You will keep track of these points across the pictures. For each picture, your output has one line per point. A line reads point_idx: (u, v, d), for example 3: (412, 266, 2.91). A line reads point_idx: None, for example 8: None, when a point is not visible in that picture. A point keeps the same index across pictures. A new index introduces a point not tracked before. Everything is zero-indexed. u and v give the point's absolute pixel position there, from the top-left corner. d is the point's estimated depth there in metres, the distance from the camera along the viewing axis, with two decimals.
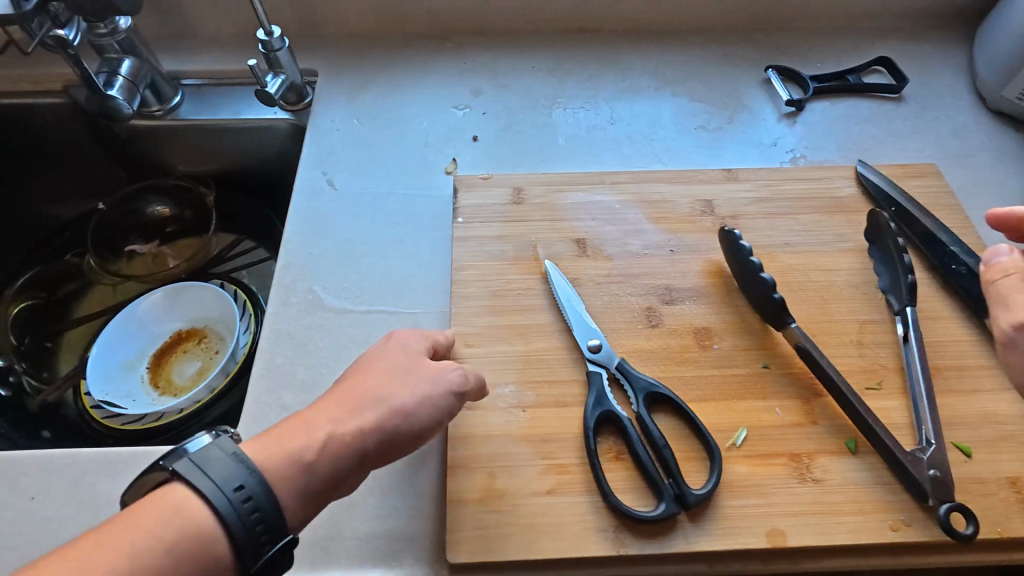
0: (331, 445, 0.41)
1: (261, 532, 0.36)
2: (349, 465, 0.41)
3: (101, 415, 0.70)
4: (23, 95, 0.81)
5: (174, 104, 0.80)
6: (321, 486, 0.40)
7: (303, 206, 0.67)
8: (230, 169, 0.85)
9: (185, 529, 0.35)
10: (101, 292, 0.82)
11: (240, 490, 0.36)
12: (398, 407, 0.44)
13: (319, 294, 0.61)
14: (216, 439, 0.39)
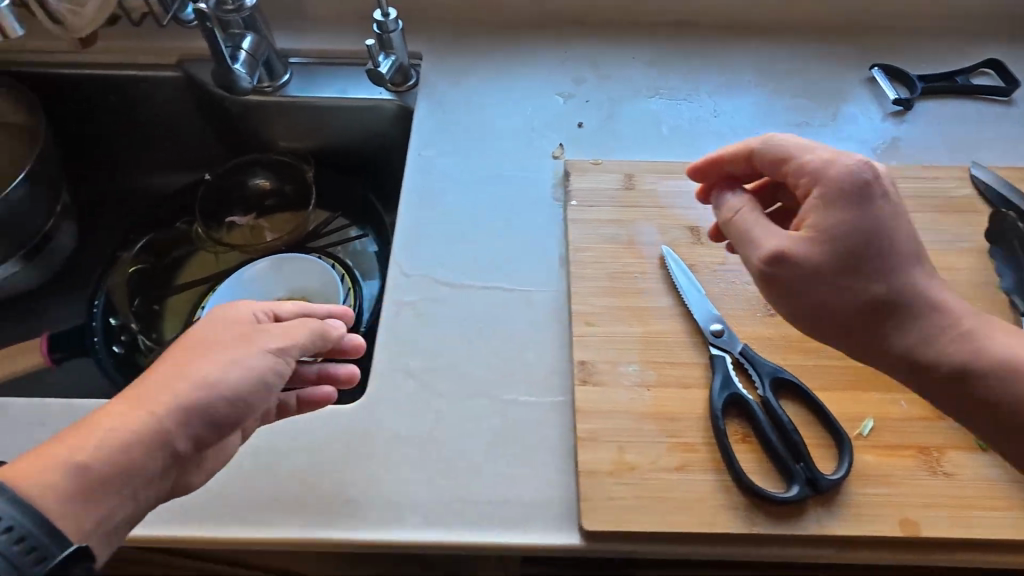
0: (152, 436, 0.40)
1: (37, 557, 0.34)
2: (132, 461, 0.39)
3: None
4: (140, 67, 0.84)
5: (283, 82, 0.83)
6: (122, 477, 0.39)
7: (415, 184, 0.69)
8: (330, 148, 0.88)
9: None
10: (203, 258, 0.86)
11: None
12: (208, 387, 0.42)
13: (435, 267, 0.62)
14: None
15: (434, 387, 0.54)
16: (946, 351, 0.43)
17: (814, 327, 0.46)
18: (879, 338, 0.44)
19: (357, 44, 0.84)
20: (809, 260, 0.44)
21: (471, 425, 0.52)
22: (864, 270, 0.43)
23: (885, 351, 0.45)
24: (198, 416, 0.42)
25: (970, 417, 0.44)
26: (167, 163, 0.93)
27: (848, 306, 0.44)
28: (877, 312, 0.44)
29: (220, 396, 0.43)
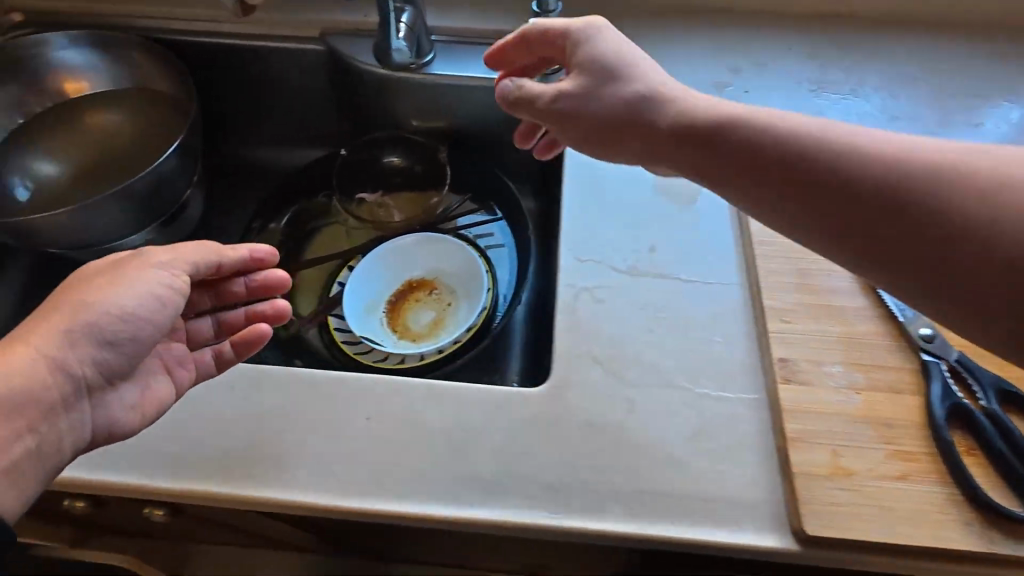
0: (46, 360, 0.47)
1: None
2: (34, 387, 0.46)
3: (353, 351, 0.74)
4: (283, 40, 0.84)
5: (427, 61, 0.82)
6: (20, 400, 0.46)
7: (577, 167, 0.67)
8: (461, 129, 0.86)
9: None
10: (334, 231, 0.86)
11: None
12: (127, 316, 0.49)
13: (608, 255, 0.60)
14: None
15: (623, 377, 0.53)
16: (728, 121, 0.46)
17: (584, 147, 0.53)
18: (605, 122, 0.50)
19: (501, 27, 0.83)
20: (589, 87, 0.50)
21: (666, 418, 0.51)
22: (571, 92, 0.51)
23: (643, 139, 0.50)
24: (95, 341, 0.48)
25: (763, 200, 0.45)
26: (296, 137, 0.94)
27: (576, 109, 0.51)
28: (619, 129, 0.50)
29: (136, 322, 0.50)
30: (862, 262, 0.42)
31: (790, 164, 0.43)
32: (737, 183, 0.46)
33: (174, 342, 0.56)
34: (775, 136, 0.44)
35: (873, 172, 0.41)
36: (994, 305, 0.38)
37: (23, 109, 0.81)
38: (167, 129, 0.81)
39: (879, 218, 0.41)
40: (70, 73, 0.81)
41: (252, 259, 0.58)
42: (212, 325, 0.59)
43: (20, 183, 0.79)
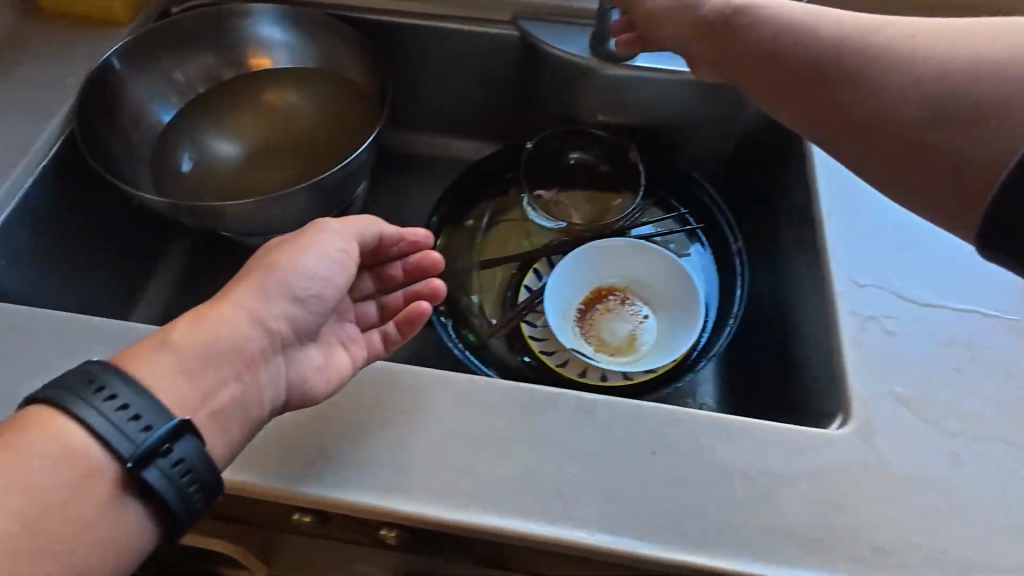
0: (247, 312, 0.47)
1: (195, 490, 0.42)
2: (238, 339, 0.46)
3: (553, 362, 0.69)
4: (471, 23, 0.78)
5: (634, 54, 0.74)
6: (229, 350, 0.46)
7: (832, 174, 0.60)
8: (654, 126, 0.80)
9: (87, 473, 0.40)
10: (515, 229, 0.78)
11: (146, 430, 0.41)
12: (313, 275, 0.50)
13: (891, 279, 0.54)
14: (94, 398, 0.40)
15: (938, 423, 0.47)
16: (782, 38, 0.49)
17: (682, 43, 0.59)
18: (733, 40, 0.53)
19: None
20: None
21: (996, 475, 0.45)
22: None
23: (735, 51, 0.53)
24: (288, 297, 0.49)
25: (785, 99, 0.49)
26: (462, 125, 0.89)
27: (677, 11, 0.58)
28: (726, 22, 0.53)
29: (320, 280, 0.50)
30: (826, 136, 0.47)
31: (801, 64, 0.47)
32: (758, 73, 0.51)
33: (345, 321, 0.56)
34: (821, 42, 0.46)
35: (838, 60, 0.45)
36: (961, 189, 0.40)
37: (205, 83, 0.77)
38: (353, 114, 0.77)
39: (823, 95, 0.46)
40: (256, 49, 0.78)
41: (409, 240, 0.60)
42: (378, 308, 0.60)
43: (187, 154, 0.74)
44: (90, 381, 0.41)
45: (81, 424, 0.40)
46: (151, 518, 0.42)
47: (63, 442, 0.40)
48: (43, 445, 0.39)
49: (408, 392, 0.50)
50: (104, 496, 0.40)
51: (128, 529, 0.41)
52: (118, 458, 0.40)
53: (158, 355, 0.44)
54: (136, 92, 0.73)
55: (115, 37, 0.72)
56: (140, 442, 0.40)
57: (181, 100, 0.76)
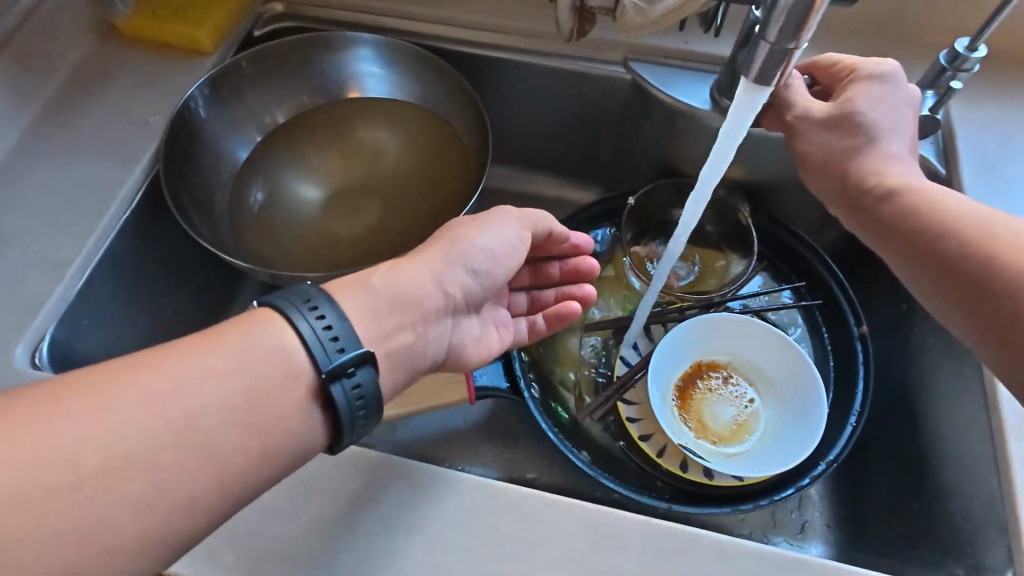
0: (430, 272, 0.48)
1: (361, 415, 0.39)
2: (421, 294, 0.47)
3: (653, 451, 0.63)
4: (578, 62, 0.71)
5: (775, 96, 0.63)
6: (410, 301, 0.46)
7: None
8: (769, 182, 0.72)
9: (276, 381, 0.38)
10: (607, 289, 0.74)
11: (339, 350, 0.39)
12: (488, 249, 0.52)
13: None
14: (304, 311, 0.39)
15: None
16: (941, 236, 0.45)
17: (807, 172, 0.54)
18: (883, 211, 0.49)
19: None
20: (854, 146, 0.51)
21: None
22: (861, 149, 0.51)
23: (886, 227, 0.49)
24: (464, 268, 0.51)
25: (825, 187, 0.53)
26: (549, 162, 0.82)
27: (830, 161, 0.52)
28: (878, 193, 0.49)
29: (494, 256, 0.52)
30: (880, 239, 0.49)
31: (962, 272, 0.43)
32: (904, 259, 0.47)
33: (498, 305, 0.60)
34: (986, 255, 0.42)
35: (1002, 276, 0.41)
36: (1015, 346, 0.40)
37: (286, 113, 0.71)
38: (446, 159, 0.71)
39: (967, 306, 0.43)
40: (343, 79, 0.72)
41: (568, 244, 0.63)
42: (528, 302, 0.63)
43: (261, 190, 0.69)
44: (307, 298, 0.40)
45: (293, 330, 0.39)
46: (322, 432, 0.39)
47: (277, 343, 0.38)
48: (263, 343, 0.38)
49: (528, 508, 0.45)
50: (296, 403, 0.38)
51: (305, 437, 0.39)
52: (312, 368, 0.38)
53: (356, 289, 0.45)
54: (217, 126, 0.67)
55: (201, 68, 0.68)
56: (332, 359, 0.38)
57: (260, 130, 0.70)
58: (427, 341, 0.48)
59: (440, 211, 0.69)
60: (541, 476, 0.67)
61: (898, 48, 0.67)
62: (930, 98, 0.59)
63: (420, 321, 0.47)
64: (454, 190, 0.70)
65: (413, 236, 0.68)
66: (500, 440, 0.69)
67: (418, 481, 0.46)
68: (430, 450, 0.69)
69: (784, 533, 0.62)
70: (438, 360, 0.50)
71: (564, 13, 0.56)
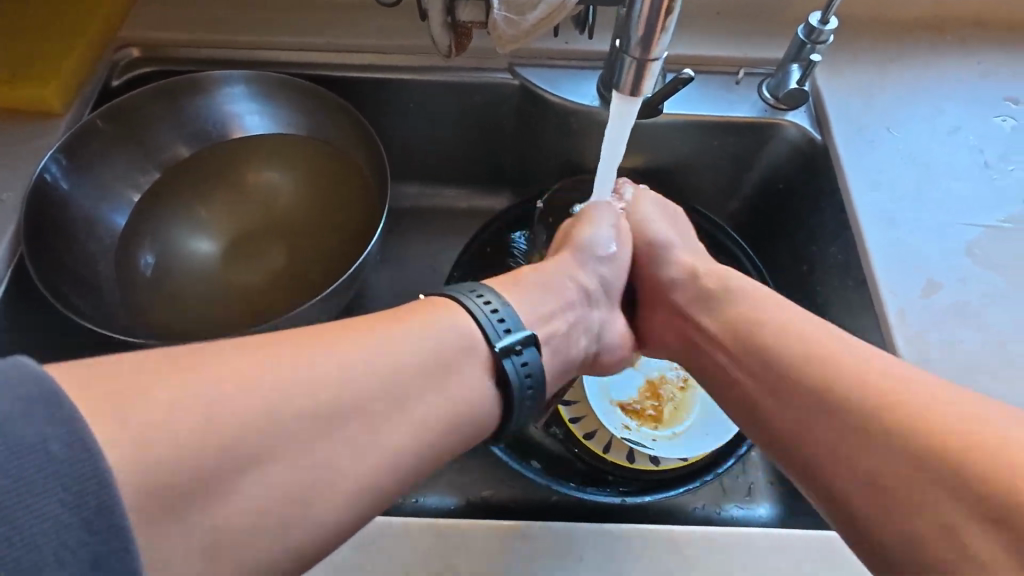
0: (569, 273, 0.56)
1: (529, 391, 0.44)
2: (562, 290, 0.54)
3: (600, 448, 0.64)
4: (466, 72, 0.69)
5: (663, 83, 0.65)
6: (558, 296, 0.53)
7: (884, 239, 0.58)
8: (670, 166, 0.73)
9: (455, 361, 0.41)
10: None
11: (502, 322, 0.44)
12: (604, 241, 0.59)
13: (958, 351, 0.52)
14: (472, 297, 0.45)
15: None
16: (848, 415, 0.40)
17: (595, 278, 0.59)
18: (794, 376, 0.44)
19: (735, 50, 0.69)
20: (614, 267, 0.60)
21: None
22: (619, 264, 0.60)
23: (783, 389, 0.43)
24: (595, 261, 0.58)
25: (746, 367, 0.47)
26: (456, 174, 0.80)
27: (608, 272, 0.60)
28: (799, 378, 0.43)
29: (609, 252, 0.59)
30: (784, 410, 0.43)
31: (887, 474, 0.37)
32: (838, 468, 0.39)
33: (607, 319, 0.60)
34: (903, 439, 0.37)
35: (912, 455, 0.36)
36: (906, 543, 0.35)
37: (163, 167, 0.67)
38: (345, 191, 0.68)
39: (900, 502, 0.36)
40: (221, 122, 0.68)
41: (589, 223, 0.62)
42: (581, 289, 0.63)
43: (151, 253, 0.64)
44: (471, 288, 0.46)
45: (464, 309, 0.44)
46: (497, 405, 0.43)
47: (453, 324, 0.43)
48: (443, 326, 0.42)
49: (476, 539, 0.45)
50: (477, 375, 0.42)
51: (478, 411, 0.42)
52: (486, 346, 0.43)
53: (514, 286, 0.51)
54: (86, 195, 0.62)
55: (59, 133, 0.62)
56: (505, 336, 0.44)
57: (137, 189, 0.66)
58: (576, 332, 0.54)
59: (346, 246, 0.67)
60: (498, 491, 0.65)
61: (763, 25, 0.71)
62: (796, 72, 0.64)
63: (567, 313, 0.53)
64: (357, 222, 0.67)
65: (321, 277, 0.66)
66: (450, 461, 0.67)
67: (363, 538, 0.45)
68: None
69: (735, 499, 0.64)
70: (586, 354, 0.56)
71: (438, 30, 0.56)
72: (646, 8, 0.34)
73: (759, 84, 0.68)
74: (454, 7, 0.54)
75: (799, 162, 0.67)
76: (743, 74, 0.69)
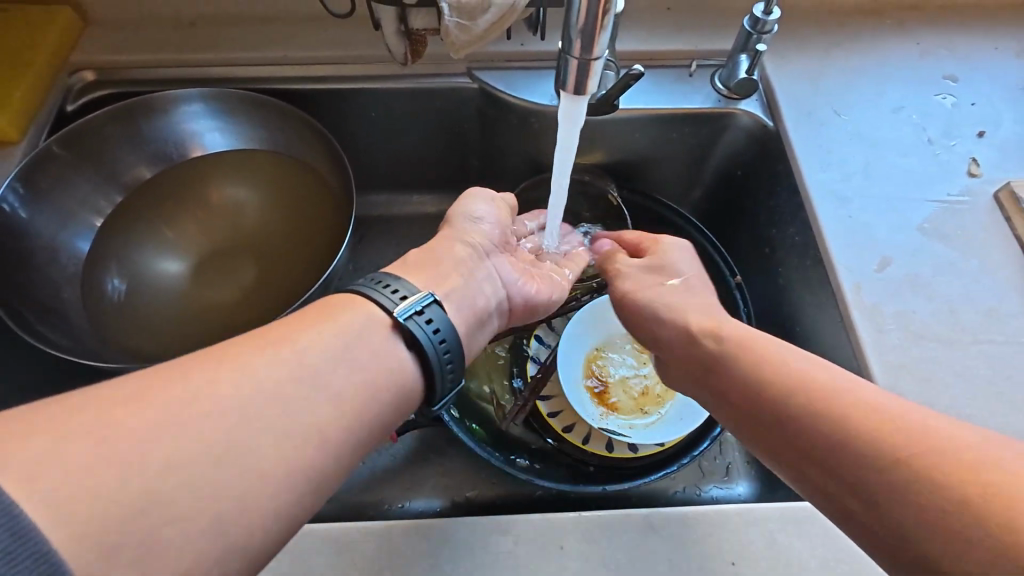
0: (455, 242, 0.54)
1: (446, 360, 0.42)
2: (441, 253, 0.52)
3: (579, 439, 0.65)
4: (426, 79, 0.70)
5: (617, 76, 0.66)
6: (444, 262, 0.51)
7: (836, 218, 0.61)
8: (630, 159, 0.74)
9: (359, 330, 0.40)
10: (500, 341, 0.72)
11: (394, 291, 0.43)
12: (482, 214, 0.58)
13: (912, 321, 0.55)
14: (367, 286, 0.43)
15: None
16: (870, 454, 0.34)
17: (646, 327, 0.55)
18: (738, 363, 0.45)
19: (687, 44, 0.71)
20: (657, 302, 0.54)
21: None
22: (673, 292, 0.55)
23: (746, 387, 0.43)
24: (476, 225, 0.57)
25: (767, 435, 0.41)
26: (422, 180, 0.81)
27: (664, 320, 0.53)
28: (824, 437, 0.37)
29: (487, 218, 0.58)
30: (791, 460, 0.39)
31: (917, 515, 0.31)
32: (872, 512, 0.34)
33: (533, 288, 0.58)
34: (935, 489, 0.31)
35: (954, 511, 0.30)
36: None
37: (124, 190, 0.66)
38: (310, 203, 0.69)
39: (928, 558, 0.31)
40: (179, 142, 0.68)
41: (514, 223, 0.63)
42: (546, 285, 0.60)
43: (118, 276, 0.63)
44: (376, 278, 0.44)
45: (363, 295, 0.42)
46: (418, 380, 0.41)
47: (356, 309, 0.41)
48: (345, 314, 0.40)
49: (459, 537, 0.46)
50: (382, 340, 0.40)
51: (406, 386, 0.40)
52: (385, 316, 0.41)
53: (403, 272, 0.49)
54: (46, 222, 0.62)
55: (16, 162, 0.62)
56: (403, 304, 0.42)
57: (100, 213, 0.65)
58: (475, 285, 0.52)
59: (316, 258, 0.67)
60: (482, 490, 0.66)
61: (713, 19, 0.73)
62: (745, 61, 0.66)
63: (459, 268, 0.52)
64: (325, 235, 0.67)
65: (292, 289, 0.66)
66: (433, 464, 0.68)
67: (345, 544, 0.46)
68: (365, 495, 0.66)
69: (714, 480, 0.66)
70: (496, 299, 0.54)
71: (392, 38, 0.57)
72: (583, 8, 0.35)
73: (711, 76, 0.70)
74: (406, 15, 0.55)
75: (754, 149, 0.69)
76: (695, 67, 0.71)
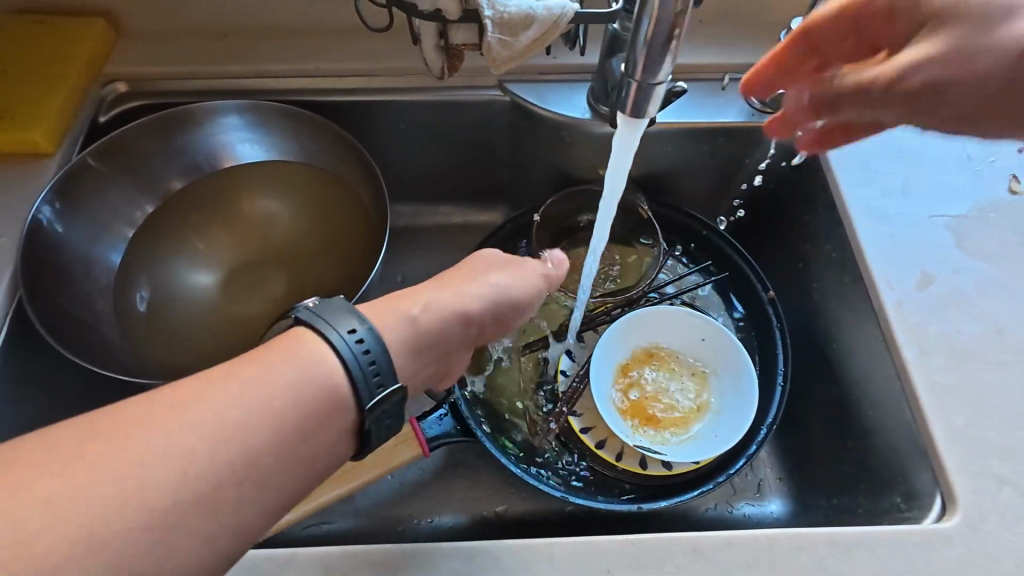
0: (458, 309, 0.46)
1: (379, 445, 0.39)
2: (436, 320, 0.45)
3: (612, 456, 0.64)
4: (459, 91, 0.70)
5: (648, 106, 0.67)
6: (428, 332, 0.44)
7: (877, 235, 0.60)
8: (662, 172, 0.74)
9: (313, 413, 0.34)
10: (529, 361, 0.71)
11: (373, 372, 0.36)
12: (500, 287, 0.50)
13: (956, 342, 0.54)
14: (347, 349, 0.36)
15: None
16: None
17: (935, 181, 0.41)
18: None
19: (721, 57, 0.71)
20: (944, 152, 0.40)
21: None
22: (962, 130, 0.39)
23: None
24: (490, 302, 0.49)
25: None
26: (449, 192, 0.80)
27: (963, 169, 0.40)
28: None
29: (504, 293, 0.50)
30: None
31: None
32: None
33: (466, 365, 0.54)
34: None
35: None
36: None
37: (156, 201, 0.66)
38: (342, 214, 0.68)
39: None
40: (212, 153, 0.67)
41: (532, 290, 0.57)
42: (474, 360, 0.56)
43: (147, 288, 0.63)
44: (355, 338, 0.37)
45: (337, 362, 0.36)
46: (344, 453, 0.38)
47: (326, 379, 0.35)
48: (314, 381, 0.35)
49: (501, 558, 0.46)
50: (334, 425, 0.35)
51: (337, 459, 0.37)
52: (349, 395, 0.36)
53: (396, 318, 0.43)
54: (81, 235, 0.62)
55: (51, 174, 0.62)
56: (371, 391, 0.36)
57: (133, 225, 0.65)
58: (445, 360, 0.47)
59: (348, 270, 0.67)
60: (513, 505, 0.66)
61: (747, 33, 0.72)
62: None
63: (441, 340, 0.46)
64: (358, 247, 0.67)
65: (324, 302, 0.66)
66: (463, 479, 0.67)
67: (386, 565, 0.45)
68: (394, 510, 0.66)
69: (745, 497, 0.65)
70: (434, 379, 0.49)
71: (431, 53, 0.57)
72: (657, 22, 0.36)
73: (745, 89, 0.69)
74: (446, 30, 0.55)
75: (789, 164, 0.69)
76: (729, 80, 0.70)
